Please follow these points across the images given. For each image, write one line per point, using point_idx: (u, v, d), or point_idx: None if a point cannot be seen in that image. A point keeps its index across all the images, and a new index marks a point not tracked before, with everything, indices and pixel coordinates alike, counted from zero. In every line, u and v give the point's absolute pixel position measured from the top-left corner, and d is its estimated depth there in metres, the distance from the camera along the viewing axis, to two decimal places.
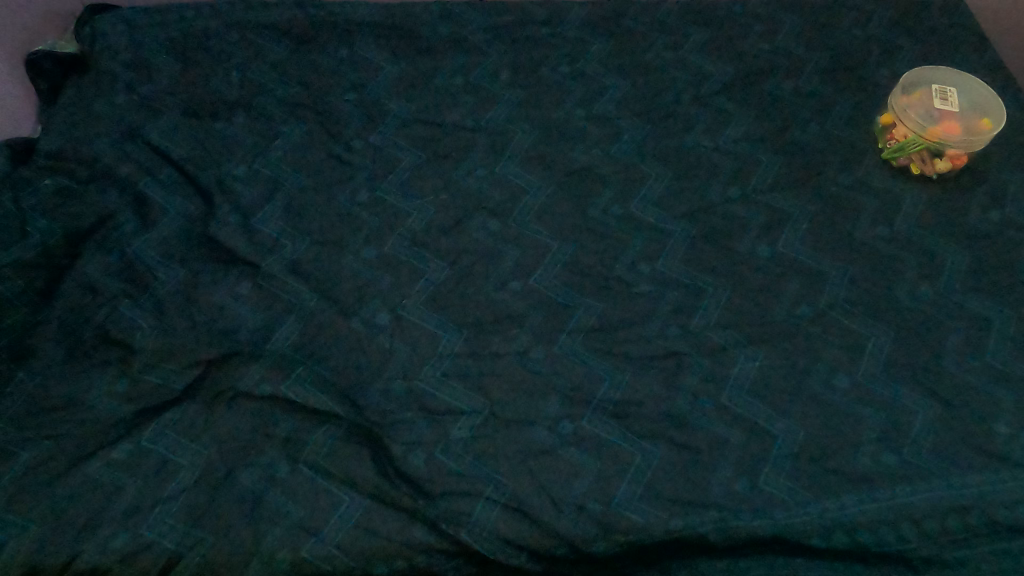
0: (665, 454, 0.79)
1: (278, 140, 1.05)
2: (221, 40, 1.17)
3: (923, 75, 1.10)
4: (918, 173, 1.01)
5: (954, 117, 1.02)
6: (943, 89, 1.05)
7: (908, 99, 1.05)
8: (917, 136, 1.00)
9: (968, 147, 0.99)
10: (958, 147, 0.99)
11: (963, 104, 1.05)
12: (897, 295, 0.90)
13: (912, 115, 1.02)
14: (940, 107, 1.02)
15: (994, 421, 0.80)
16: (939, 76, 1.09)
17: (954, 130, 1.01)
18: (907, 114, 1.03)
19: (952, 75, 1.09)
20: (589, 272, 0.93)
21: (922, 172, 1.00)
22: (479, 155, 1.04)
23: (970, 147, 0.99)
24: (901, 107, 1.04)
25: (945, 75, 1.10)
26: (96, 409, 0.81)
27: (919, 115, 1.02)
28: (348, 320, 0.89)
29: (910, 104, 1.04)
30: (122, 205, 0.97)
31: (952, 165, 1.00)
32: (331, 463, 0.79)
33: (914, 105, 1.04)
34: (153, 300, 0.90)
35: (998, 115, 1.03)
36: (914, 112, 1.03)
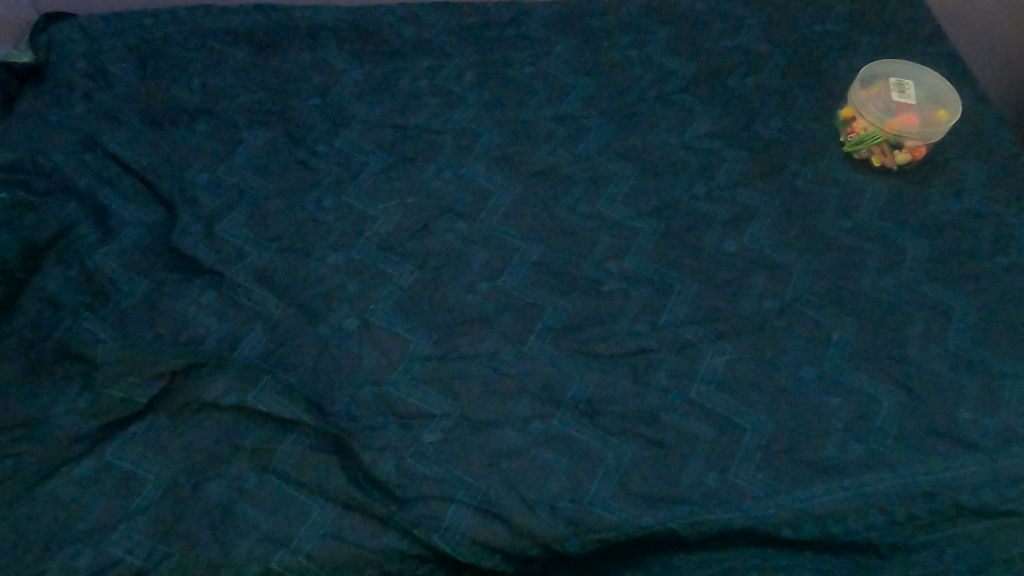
0: (637, 451, 0.79)
1: (239, 145, 1.03)
2: (180, 46, 1.14)
3: (881, 66, 1.12)
4: (878, 165, 1.03)
5: (913, 109, 1.04)
6: (901, 81, 1.07)
7: (868, 91, 1.07)
8: (877, 128, 1.02)
9: (926, 138, 1.01)
10: (916, 138, 1.01)
11: (919, 96, 1.07)
12: (860, 285, 0.91)
13: (872, 107, 1.04)
14: (898, 99, 1.04)
15: (956, 406, 0.81)
16: (895, 68, 1.11)
17: (913, 121, 1.02)
18: (868, 106, 1.04)
19: (907, 67, 1.11)
20: (559, 272, 0.93)
21: (883, 163, 1.02)
22: (446, 156, 1.03)
23: (928, 138, 1.01)
24: (862, 98, 1.06)
25: (902, 66, 1.11)
26: (58, 426, 0.78)
27: (878, 107, 1.04)
28: (315, 326, 0.87)
29: (871, 96, 1.06)
30: (82, 216, 0.94)
31: (911, 157, 1.02)
32: (299, 471, 0.77)
33: (874, 97, 1.06)
34: (116, 311, 0.87)
35: (953, 106, 1.06)
36: (874, 103, 1.05)
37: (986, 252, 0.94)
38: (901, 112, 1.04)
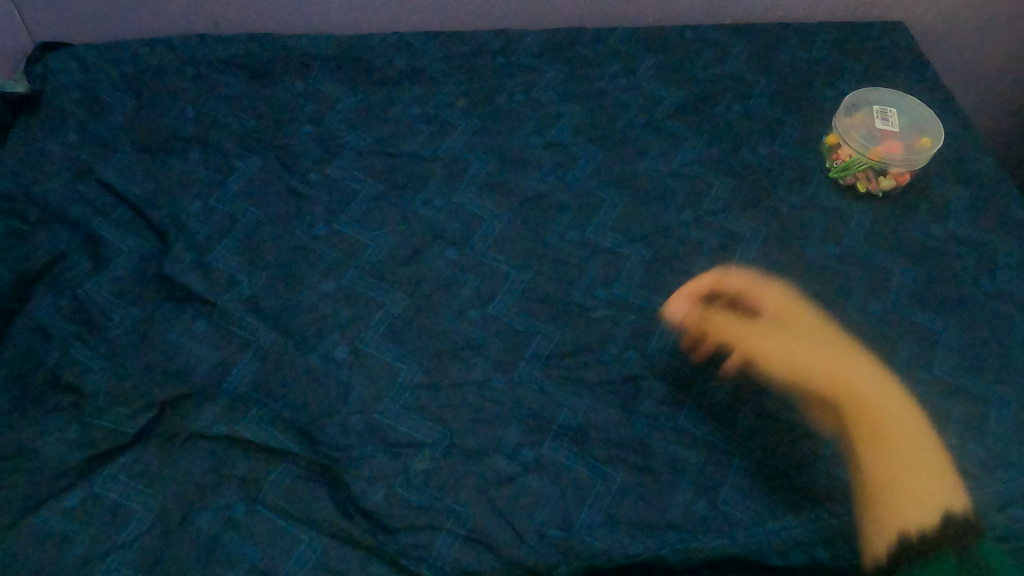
0: (625, 478, 0.80)
1: (232, 174, 1.04)
2: (175, 75, 1.15)
3: (865, 95, 1.13)
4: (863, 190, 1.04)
5: (894, 136, 1.05)
6: (883, 109, 1.08)
7: (851, 118, 1.08)
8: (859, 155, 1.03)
9: (907, 164, 1.02)
10: (897, 165, 1.02)
11: (902, 124, 1.08)
12: (847, 311, 0.92)
13: (854, 134, 1.05)
14: (880, 127, 1.06)
15: (943, 433, 0.82)
16: (879, 96, 1.13)
17: (895, 147, 1.03)
18: (851, 134, 1.05)
19: (891, 95, 1.13)
20: (549, 299, 0.93)
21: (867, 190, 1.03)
22: (437, 184, 1.04)
23: (909, 165, 1.02)
24: (846, 126, 1.07)
25: (885, 95, 1.13)
26: (46, 457, 0.78)
27: (861, 134, 1.05)
28: (305, 355, 0.87)
29: (854, 123, 1.07)
30: (75, 245, 0.94)
31: (896, 183, 1.03)
32: (290, 502, 0.77)
33: (857, 124, 1.07)
34: (108, 340, 0.87)
35: (935, 133, 1.07)
36: (857, 130, 1.06)
37: (971, 278, 0.95)
38: (883, 138, 1.05)
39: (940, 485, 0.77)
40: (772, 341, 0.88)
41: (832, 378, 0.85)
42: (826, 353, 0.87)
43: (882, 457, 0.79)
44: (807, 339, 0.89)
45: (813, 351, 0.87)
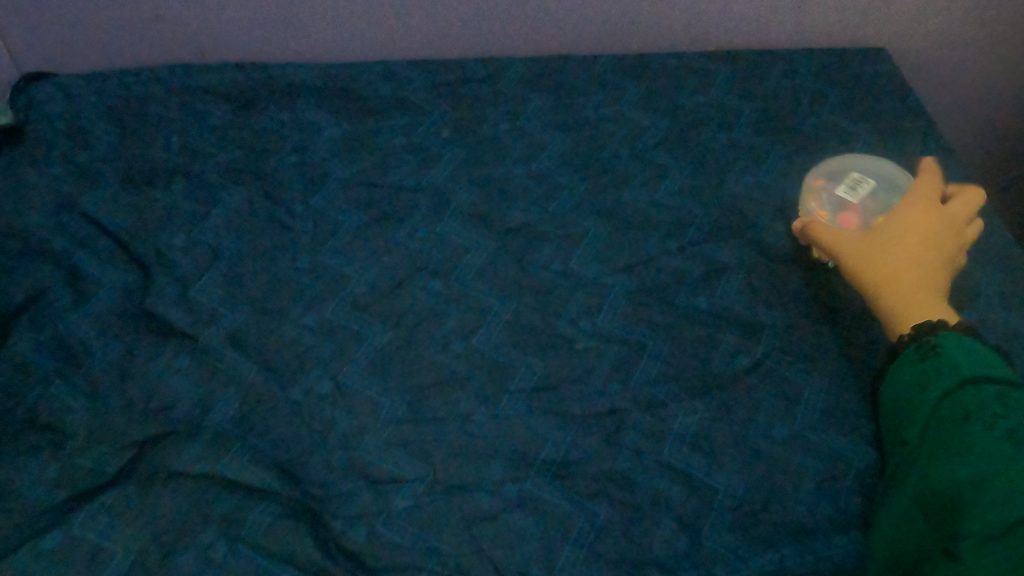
0: (608, 514, 0.79)
1: (216, 206, 1.04)
2: (160, 105, 1.15)
3: (858, 163, 1.03)
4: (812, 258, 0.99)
5: (860, 207, 0.94)
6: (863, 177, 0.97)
7: (826, 178, 1.01)
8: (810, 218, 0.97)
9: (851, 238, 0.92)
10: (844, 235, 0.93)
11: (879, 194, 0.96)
12: (830, 342, 0.93)
13: (816, 198, 0.98)
14: (840, 194, 0.96)
15: None
16: (873, 168, 1.02)
17: (850, 217, 0.94)
18: (812, 197, 0.99)
19: (887, 171, 1.01)
20: (533, 330, 0.93)
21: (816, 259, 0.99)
22: (421, 214, 1.04)
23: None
24: (813, 187, 1.00)
25: (880, 168, 1.02)
26: (24, 497, 0.78)
27: (825, 198, 0.97)
28: (288, 390, 0.87)
29: (820, 184, 1.00)
30: (56, 279, 0.94)
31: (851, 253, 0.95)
32: (271, 540, 0.76)
33: (824, 186, 0.99)
34: (89, 377, 0.87)
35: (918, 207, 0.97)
36: (821, 193, 0.99)
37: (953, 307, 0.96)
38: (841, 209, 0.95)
39: (943, 302, 0.79)
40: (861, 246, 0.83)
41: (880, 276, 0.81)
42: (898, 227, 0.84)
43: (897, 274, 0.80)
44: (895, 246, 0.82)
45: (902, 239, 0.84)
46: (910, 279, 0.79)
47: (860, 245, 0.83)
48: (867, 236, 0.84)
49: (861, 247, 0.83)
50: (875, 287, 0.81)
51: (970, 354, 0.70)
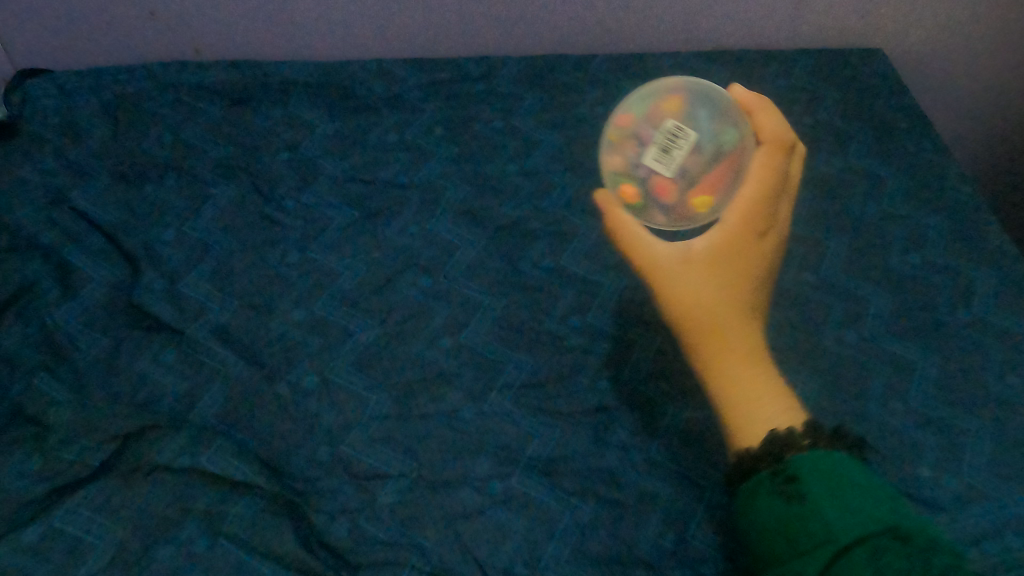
0: (594, 512, 0.79)
1: (207, 202, 1.04)
2: (154, 102, 1.16)
3: (682, 91, 0.76)
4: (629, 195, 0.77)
5: (706, 171, 0.75)
6: (718, 125, 0.75)
7: (651, 121, 0.76)
8: (619, 189, 0.78)
9: (659, 222, 0.78)
10: (658, 215, 0.77)
11: (733, 149, 0.75)
12: (824, 338, 0.90)
13: (631, 155, 0.76)
14: (670, 165, 0.74)
15: (921, 465, 0.79)
16: (704, 95, 0.76)
17: (669, 187, 0.75)
18: (624, 155, 0.76)
19: (716, 100, 0.76)
20: (522, 327, 0.92)
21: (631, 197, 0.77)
22: (412, 211, 1.04)
23: (660, 219, 0.78)
24: (616, 136, 0.78)
25: (711, 96, 0.76)
26: (6, 489, 0.77)
27: (630, 164, 0.76)
28: (274, 385, 0.86)
29: (638, 133, 0.76)
30: (45, 274, 0.94)
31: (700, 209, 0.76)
32: (253, 535, 0.76)
33: (646, 141, 0.75)
34: (75, 371, 0.86)
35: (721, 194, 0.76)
36: (640, 148, 0.75)
37: (948, 306, 0.94)
38: (690, 177, 0.74)
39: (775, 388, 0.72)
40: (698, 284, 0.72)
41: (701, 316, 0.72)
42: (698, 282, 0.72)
43: (724, 338, 0.72)
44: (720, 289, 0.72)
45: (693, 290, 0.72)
46: (732, 358, 0.72)
47: (706, 283, 0.72)
48: (709, 275, 0.72)
49: (702, 293, 0.72)
50: (704, 342, 0.72)
51: (837, 503, 0.57)
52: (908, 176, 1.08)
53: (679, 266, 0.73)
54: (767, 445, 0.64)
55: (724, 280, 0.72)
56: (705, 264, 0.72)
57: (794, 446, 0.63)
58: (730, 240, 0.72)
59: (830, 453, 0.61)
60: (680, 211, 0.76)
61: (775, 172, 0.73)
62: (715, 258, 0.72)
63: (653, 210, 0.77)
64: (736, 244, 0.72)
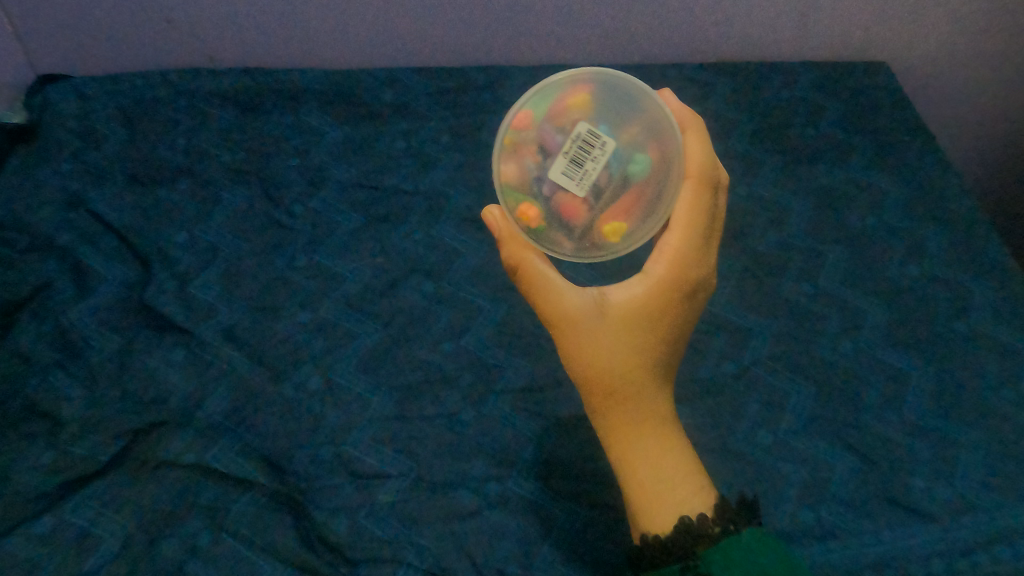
0: (587, 515, 0.80)
1: (218, 206, 1.07)
2: (168, 107, 1.18)
3: (587, 90, 0.72)
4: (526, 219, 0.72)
5: (613, 196, 0.71)
6: (628, 141, 0.71)
7: (553, 121, 0.71)
8: (516, 206, 0.72)
9: (562, 246, 0.74)
10: (562, 238, 0.73)
11: (644, 173, 0.71)
12: (819, 351, 0.94)
13: (532, 169, 0.71)
14: (581, 182, 0.69)
15: (909, 477, 0.84)
16: (619, 100, 0.71)
17: (578, 207, 0.71)
18: (524, 168, 0.72)
19: (638, 109, 0.71)
20: (522, 332, 0.94)
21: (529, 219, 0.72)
22: (417, 217, 1.06)
23: (565, 243, 0.74)
24: (515, 142, 0.72)
25: (626, 99, 0.72)
26: (18, 482, 0.80)
27: (539, 182, 0.71)
28: (280, 385, 0.89)
29: (542, 141, 0.71)
30: (60, 273, 0.97)
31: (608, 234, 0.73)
32: (255, 531, 0.78)
33: (553, 151, 0.70)
34: (87, 368, 0.89)
35: (628, 217, 0.72)
36: (543, 161, 0.71)
37: (943, 319, 0.96)
38: (599, 200, 0.71)
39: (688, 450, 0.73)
40: (617, 352, 0.70)
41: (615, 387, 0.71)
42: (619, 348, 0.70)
43: (640, 405, 0.71)
44: (638, 357, 0.71)
45: (614, 356, 0.70)
46: (648, 430, 0.71)
47: (619, 346, 0.70)
48: (624, 338, 0.70)
49: (616, 358, 0.70)
50: (618, 412, 0.71)
51: None
52: (905, 190, 1.10)
53: (598, 328, 0.70)
54: (678, 533, 0.65)
55: (643, 344, 0.70)
56: (619, 324, 0.70)
57: (704, 538, 0.64)
58: (647, 300, 0.70)
59: (739, 542, 0.62)
60: (585, 233, 0.73)
61: (700, 223, 0.70)
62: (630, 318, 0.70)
63: (557, 233, 0.73)
64: (659, 307, 0.70)
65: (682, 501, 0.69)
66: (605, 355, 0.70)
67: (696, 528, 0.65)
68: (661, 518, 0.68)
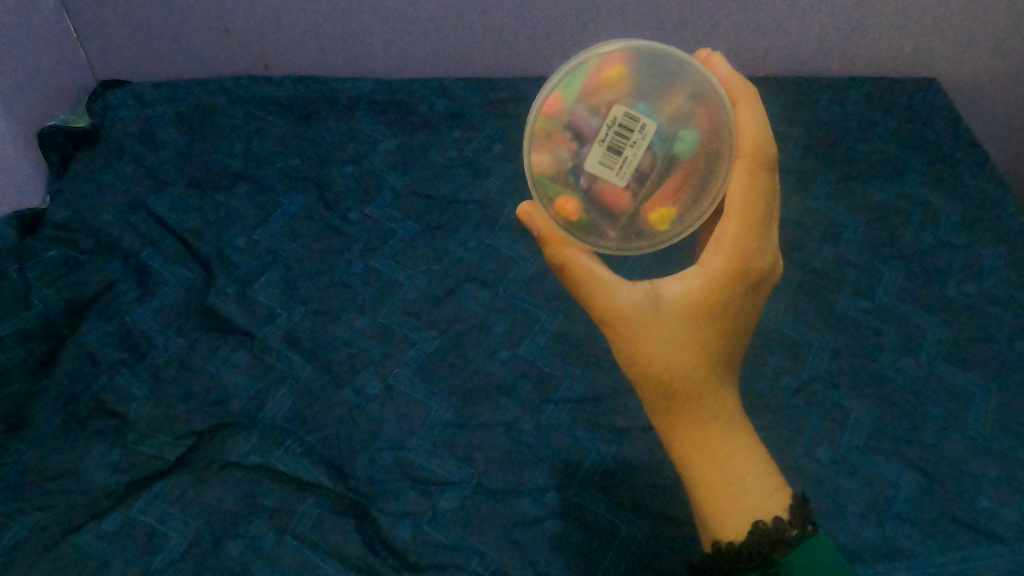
0: (650, 526, 0.79)
1: (276, 211, 1.08)
2: (224, 112, 1.20)
3: (622, 63, 0.66)
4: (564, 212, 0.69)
5: (659, 179, 0.68)
6: (671, 116, 0.66)
7: (587, 103, 0.66)
8: (553, 199, 0.69)
9: (607, 238, 0.70)
10: (605, 228, 0.70)
11: (691, 152, 0.67)
12: (880, 367, 0.92)
13: (569, 159, 0.67)
14: (621, 172, 0.65)
15: (977, 496, 0.82)
16: (659, 71, 0.66)
17: (620, 195, 0.68)
18: (560, 158, 0.68)
19: (680, 78, 0.66)
20: (579, 342, 0.93)
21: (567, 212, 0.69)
22: (472, 226, 1.06)
23: (610, 233, 0.70)
24: (547, 129, 0.67)
25: (664, 69, 0.66)
26: (87, 479, 0.81)
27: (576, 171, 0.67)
28: (340, 390, 0.89)
29: (574, 127, 0.66)
30: (124, 275, 0.99)
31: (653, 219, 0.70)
32: (319, 534, 0.79)
33: (589, 138, 0.66)
34: (151, 369, 0.91)
35: (672, 201, 0.69)
36: (579, 149, 0.66)
37: (1006, 338, 0.94)
38: (643, 185, 0.68)
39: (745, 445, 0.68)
40: (676, 342, 0.66)
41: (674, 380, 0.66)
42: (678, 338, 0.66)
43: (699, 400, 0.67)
44: (697, 347, 0.66)
45: (673, 347, 0.66)
46: (707, 426, 0.67)
47: (677, 340, 0.66)
48: (684, 328, 0.66)
49: (677, 349, 0.66)
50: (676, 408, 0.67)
51: None
52: (963, 206, 1.08)
53: (656, 318, 0.66)
54: (755, 539, 0.61)
55: (703, 334, 0.66)
56: (676, 315, 0.66)
57: (783, 543, 0.61)
58: (709, 288, 0.66)
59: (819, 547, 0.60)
60: (630, 221, 0.70)
61: (759, 201, 0.66)
62: (688, 310, 0.66)
63: (599, 223, 0.69)
64: (721, 293, 0.66)
65: (754, 503, 0.64)
66: (665, 347, 0.66)
67: (774, 533, 0.61)
68: (733, 524, 0.64)
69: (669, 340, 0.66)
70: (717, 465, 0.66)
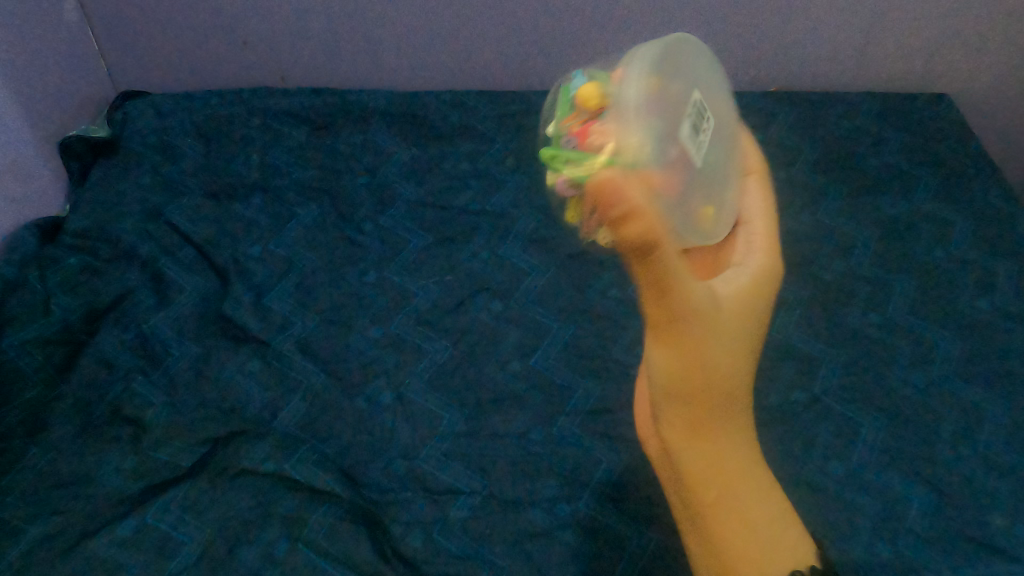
0: (663, 539, 0.79)
1: (291, 221, 1.09)
2: (241, 124, 1.21)
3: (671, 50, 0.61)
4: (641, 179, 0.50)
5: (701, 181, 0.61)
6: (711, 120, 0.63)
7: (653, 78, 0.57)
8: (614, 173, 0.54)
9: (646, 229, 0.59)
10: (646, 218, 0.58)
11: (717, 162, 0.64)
12: (891, 382, 0.92)
13: None
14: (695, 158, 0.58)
15: (989, 512, 0.81)
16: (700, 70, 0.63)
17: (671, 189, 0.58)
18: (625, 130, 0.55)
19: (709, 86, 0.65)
20: (590, 354, 0.94)
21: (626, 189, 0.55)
22: (484, 237, 1.07)
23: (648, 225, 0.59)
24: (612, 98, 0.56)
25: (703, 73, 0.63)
26: (103, 484, 0.82)
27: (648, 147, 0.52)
28: (353, 399, 0.90)
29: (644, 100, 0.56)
30: (141, 283, 1.00)
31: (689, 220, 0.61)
32: (331, 543, 0.79)
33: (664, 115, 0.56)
34: (167, 376, 0.92)
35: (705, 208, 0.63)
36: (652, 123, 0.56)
37: (1018, 354, 0.93)
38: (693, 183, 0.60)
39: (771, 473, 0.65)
40: (736, 355, 0.59)
41: (727, 397, 0.60)
42: (737, 350, 0.59)
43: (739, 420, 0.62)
44: (749, 362, 0.61)
45: (732, 359, 0.58)
46: (741, 449, 0.63)
47: (741, 343, 0.59)
48: (744, 341, 0.59)
49: (736, 364, 0.59)
50: (722, 425, 0.61)
51: None
52: (974, 222, 1.08)
53: (724, 326, 0.57)
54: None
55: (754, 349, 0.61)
56: (739, 324, 0.58)
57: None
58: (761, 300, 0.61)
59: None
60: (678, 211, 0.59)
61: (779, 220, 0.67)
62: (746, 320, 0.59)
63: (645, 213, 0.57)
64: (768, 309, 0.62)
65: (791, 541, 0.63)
66: (726, 361, 0.57)
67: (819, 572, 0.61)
68: (781, 560, 0.61)
69: (730, 354, 0.58)
70: (755, 493, 0.63)
